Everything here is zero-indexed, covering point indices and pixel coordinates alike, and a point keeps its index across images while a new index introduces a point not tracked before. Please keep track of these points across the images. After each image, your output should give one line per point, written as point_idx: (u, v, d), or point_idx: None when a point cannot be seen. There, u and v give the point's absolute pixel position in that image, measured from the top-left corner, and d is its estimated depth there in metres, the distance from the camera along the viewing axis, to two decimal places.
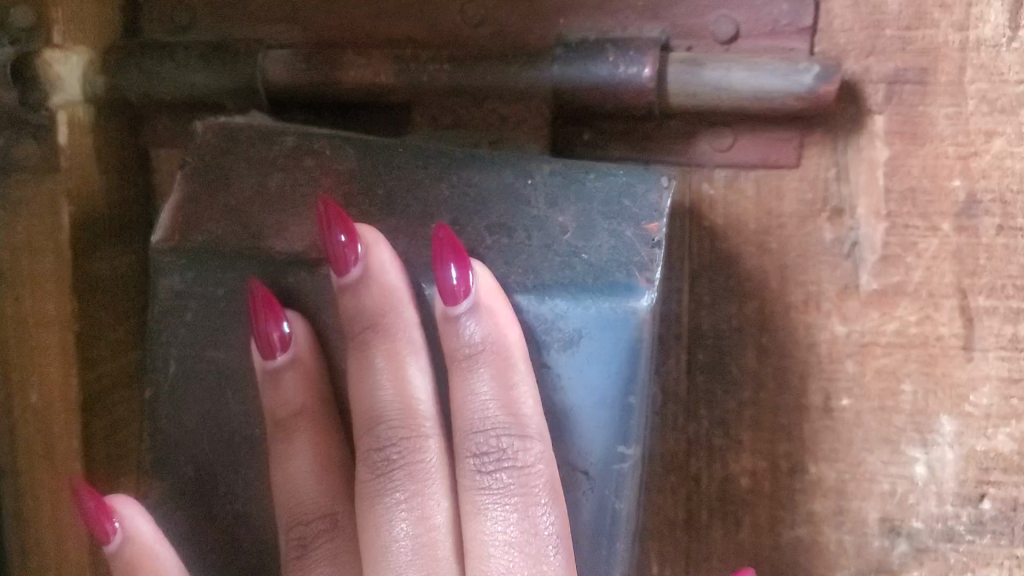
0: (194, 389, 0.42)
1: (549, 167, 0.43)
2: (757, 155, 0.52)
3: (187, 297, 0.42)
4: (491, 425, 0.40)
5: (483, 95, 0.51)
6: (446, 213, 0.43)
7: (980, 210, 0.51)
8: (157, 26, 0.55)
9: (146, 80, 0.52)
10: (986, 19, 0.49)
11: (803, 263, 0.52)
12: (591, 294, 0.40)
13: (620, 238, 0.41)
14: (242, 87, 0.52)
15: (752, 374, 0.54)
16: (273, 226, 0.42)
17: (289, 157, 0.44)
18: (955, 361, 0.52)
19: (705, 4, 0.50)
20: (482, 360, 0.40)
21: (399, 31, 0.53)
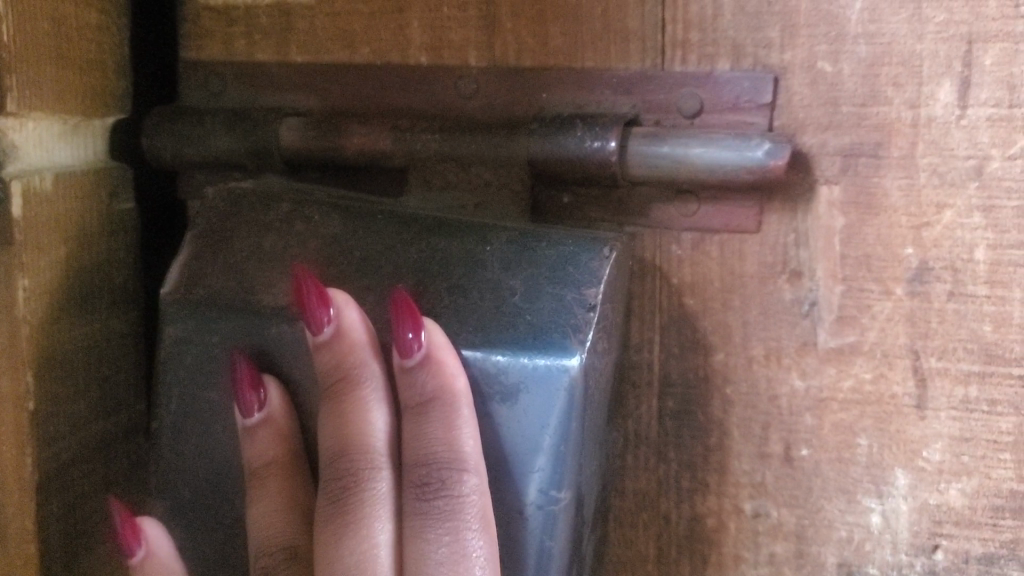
0: (192, 422, 0.50)
1: (507, 236, 0.49)
2: (720, 221, 0.56)
3: (186, 343, 0.49)
4: (433, 460, 0.45)
5: (469, 162, 0.56)
6: (414, 274, 0.48)
7: (932, 276, 0.54)
8: (194, 92, 0.62)
9: (177, 142, 0.59)
10: (936, 98, 0.52)
11: (764, 321, 0.56)
12: (530, 351, 0.45)
13: (562, 301, 0.46)
14: (258, 150, 0.58)
15: (718, 423, 0.58)
16: (263, 283, 0.49)
17: (283, 222, 0.50)
18: (909, 418, 0.55)
19: (672, 82, 0.55)
20: (430, 405, 0.45)
21: (402, 102, 0.59)
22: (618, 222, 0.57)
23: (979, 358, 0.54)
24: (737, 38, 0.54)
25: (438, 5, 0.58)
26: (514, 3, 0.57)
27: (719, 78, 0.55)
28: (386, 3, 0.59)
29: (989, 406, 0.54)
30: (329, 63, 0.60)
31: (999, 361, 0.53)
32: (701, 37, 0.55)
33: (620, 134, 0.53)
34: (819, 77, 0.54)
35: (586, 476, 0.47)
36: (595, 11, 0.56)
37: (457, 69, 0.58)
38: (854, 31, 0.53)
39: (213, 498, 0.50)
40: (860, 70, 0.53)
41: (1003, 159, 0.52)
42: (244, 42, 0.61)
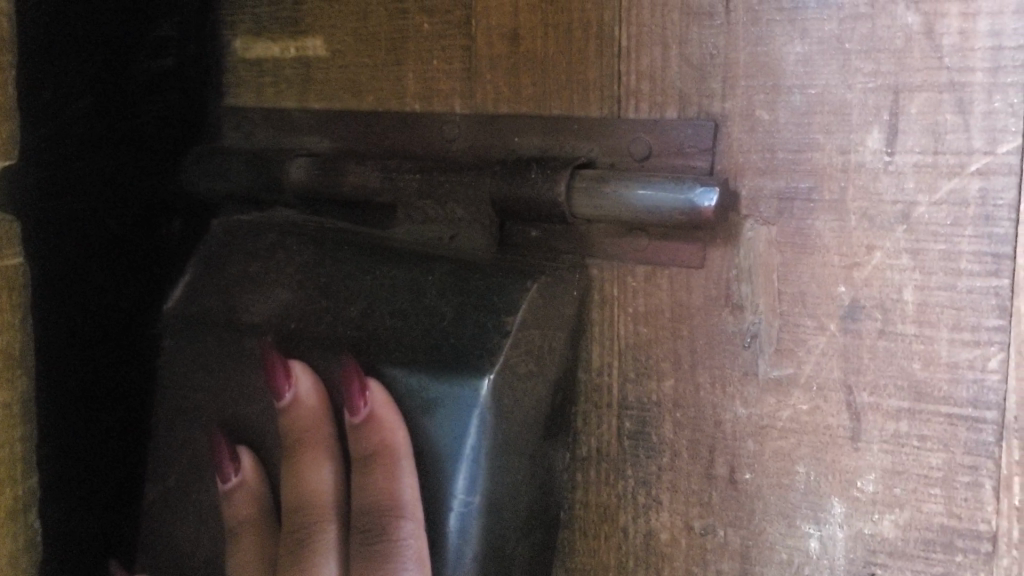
0: (179, 426, 0.59)
1: (447, 267, 0.55)
2: (668, 256, 0.60)
3: (178, 355, 0.59)
4: (375, 508, 0.51)
5: (445, 197, 0.63)
6: (364, 299, 0.55)
7: (863, 314, 0.56)
8: (234, 133, 0.72)
9: (210, 177, 0.69)
10: (865, 145, 0.55)
11: (709, 350, 0.60)
12: (447, 369, 0.51)
13: (483, 326, 0.52)
14: (272, 186, 0.67)
15: (669, 443, 0.62)
16: (244, 304, 0.57)
17: (266, 250, 0.59)
18: (844, 449, 0.58)
19: (625, 128, 0.60)
20: (372, 459, 0.51)
21: (396, 143, 0.66)
22: (581, 256, 0.63)
23: (908, 395, 0.56)
24: (683, 89, 0.59)
25: (427, 58, 0.65)
26: (491, 56, 0.63)
27: (666, 125, 0.59)
28: (387, 58, 0.67)
29: (918, 441, 0.56)
30: (340, 110, 0.68)
31: (928, 399, 0.55)
32: (651, 86, 0.59)
33: (568, 176, 0.59)
34: (756, 124, 0.57)
35: (506, 487, 0.53)
36: (561, 63, 0.62)
37: (442, 115, 0.65)
38: (789, 81, 0.56)
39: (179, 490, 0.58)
40: (795, 118, 0.56)
41: (928, 204, 0.54)
42: (274, 92, 0.71)
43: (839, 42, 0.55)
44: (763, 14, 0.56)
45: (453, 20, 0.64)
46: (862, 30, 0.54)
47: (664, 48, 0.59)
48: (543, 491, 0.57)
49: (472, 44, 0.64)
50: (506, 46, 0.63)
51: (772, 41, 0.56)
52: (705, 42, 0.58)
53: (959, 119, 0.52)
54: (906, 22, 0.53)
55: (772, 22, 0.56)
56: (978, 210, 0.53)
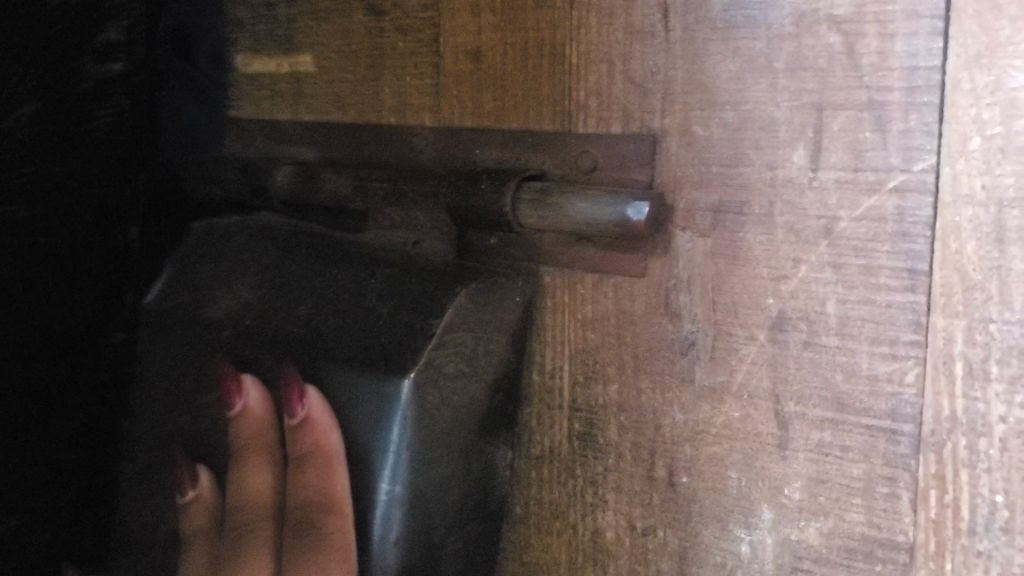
0: (148, 421, 0.67)
1: (388, 271, 0.60)
2: (612, 266, 0.63)
3: (151, 354, 0.66)
4: (307, 501, 0.56)
5: (412, 202, 0.67)
6: (311, 299, 0.60)
7: (790, 325, 0.58)
8: (235, 143, 0.78)
9: (204, 182, 0.74)
10: (791, 161, 0.56)
11: (651, 357, 0.63)
12: (374, 366, 0.55)
13: (411, 327, 0.55)
14: (258, 193, 0.72)
15: (615, 445, 0.65)
16: (211, 302, 0.63)
17: (230, 251, 0.67)
18: (772, 456, 0.59)
19: (574, 142, 0.63)
20: (308, 458, 0.56)
21: (372, 154, 0.70)
22: (536, 263, 0.66)
23: (831, 405, 0.57)
24: (626, 105, 0.61)
25: (401, 75, 0.70)
26: (457, 73, 0.67)
27: (611, 140, 0.62)
28: (367, 74, 0.71)
29: (841, 452, 0.57)
30: (327, 123, 0.73)
31: (850, 410, 0.56)
32: (597, 102, 0.62)
33: (513, 188, 0.62)
34: (692, 139, 0.59)
35: (432, 478, 0.56)
36: (519, 79, 0.65)
37: (412, 128, 0.69)
38: (722, 98, 0.58)
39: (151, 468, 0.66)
40: (727, 134, 0.58)
41: (849, 219, 0.55)
42: (272, 105, 0.76)
43: (767, 61, 0.56)
44: (698, 33, 0.58)
45: (423, 39, 0.69)
46: (789, 50, 0.56)
47: (610, 66, 0.62)
48: (480, 484, 0.61)
49: (439, 61, 0.68)
50: (470, 63, 0.67)
51: (706, 59, 0.58)
52: (646, 60, 0.60)
53: (877, 137, 0.54)
54: (828, 42, 0.54)
55: (706, 41, 0.58)
56: (896, 226, 0.54)
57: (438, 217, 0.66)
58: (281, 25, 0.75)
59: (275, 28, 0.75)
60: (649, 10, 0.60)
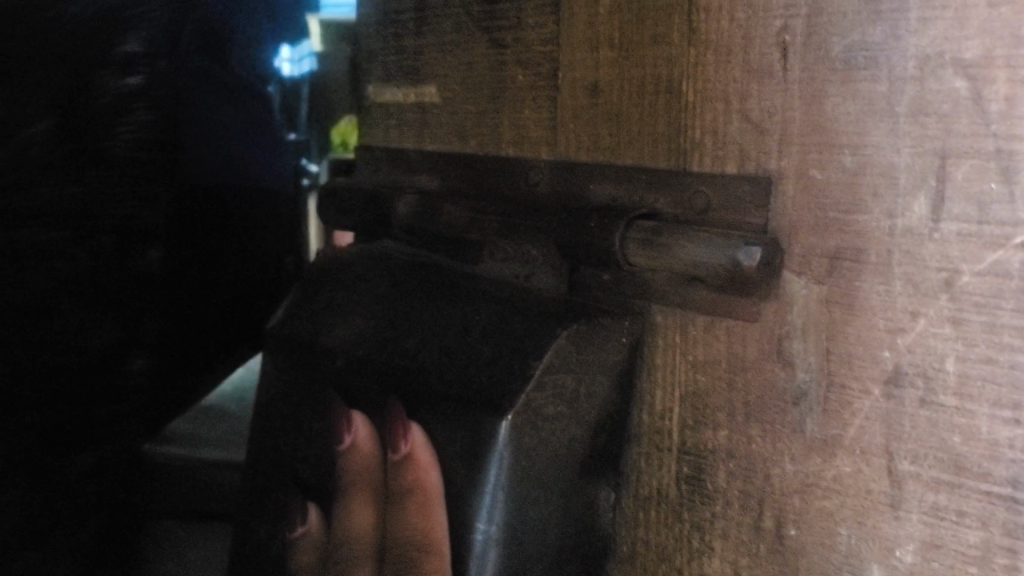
0: (269, 439, 0.71)
1: (493, 309, 0.61)
2: (723, 308, 0.62)
3: (277, 377, 0.70)
4: (410, 538, 0.59)
5: (526, 234, 0.67)
6: (419, 332, 0.61)
7: (906, 381, 0.55)
8: (366, 169, 0.83)
9: (341, 211, 0.80)
10: (911, 210, 0.54)
11: (761, 404, 0.61)
12: (472, 406, 0.56)
13: (510, 367, 0.56)
14: (383, 221, 0.76)
15: (722, 491, 0.63)
16: (329, 329, 0.67)
17: (352, 282, 0.69)
18: (884, 515, 0.57)
19: (688, 182, 0.62)
20: (409, 496, 0.58)
21: (489, 184, 0.73)
22: (648, 301, 0.65)
23: (949, 468, 0.54)
24: (742, 146, 0.60)
25: (520, 109, 0.71)
26: (575, 109, 0.68)
27: (726, 181, 0.61)
28: (489, 107, 0.73)
29: (958, 517, 0.54)
30: (453, 154, 0.75)
31: (968, 474, 0.53)
32: (711, 141, 0.61)
33: (623, 226, 0.61)
34: (808, 183, 0.57)
35: (528, 520, 0.56)
36: (635, 117, 0.64)
37: (532, 162, 0.70)
38: (840, 141, 0.56)
39: (271, 488, 0.70)
40: (845, 179, 0.56)
41: (972, 274, 0.52)
42: (408, 137, 0.80)
43: (887, 105, 0.54)
44: (817, 73, 0.56)
45: (541, 73, 0.69)
46: (912, 94, 0.53)
47: (726, 105, 0.60)
48: (579, 525, 0.61)
49: (556, 95, 0.69)
50: (586, 98, 0.67)
51: (825, 101, 0.56)
52: (762, 100, 0.59)
53: (1003, 188, 0.51)
54: (953, 88, 0.52)
55: (825, 81, 0.56)
56: (1021, 283, 0.51)
57: (548, 253, 0.67)
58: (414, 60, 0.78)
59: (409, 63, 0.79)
60: (766, 49, 0.58)
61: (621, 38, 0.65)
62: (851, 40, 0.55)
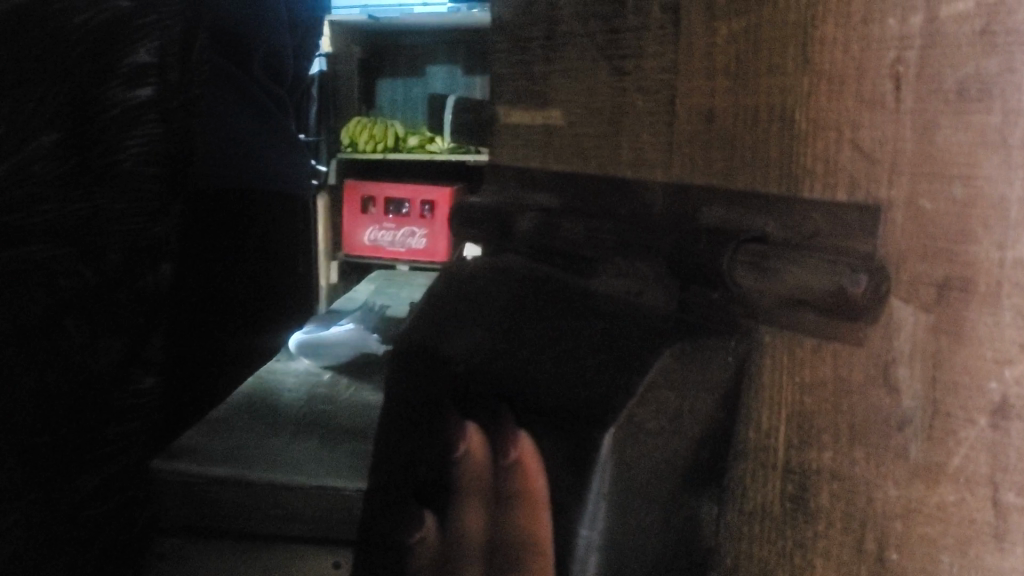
0: (392, 440, 0.78)
1: (602, 325, 0.63)
2: (831, 331, 0.63)
3: (400, 380, 0.77)
4: (518, 537, 0.65)
5: (639, 245, 0.70)
6: (531, 342, 0.65)
7: (1013, 412, 0.55)
8: (490, 186, 0.88)
9: (467, 225, 0.85)
10: (1022, 243, 0.54)
11: (866, 428, 0.62)
12: (579, 419, 0.59)
13: (616, 383, 0.58)
14: (506, 234, 0.80)
15: (825, 512, 0.64)
16: (447, 337, 0.71)
17: (468, 291, 0.73)
18: (987, 545, 0.57)
19: (798, 208, 0.63)
20: (517, 497, 0.65)
21: (609, 203, 0.76)
22: (760, 324, 0.67)
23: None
24: (853, 173, 0.61)
25: (638, 134, 0.74)
26: (690, 135, 0.71)
27: (836, 207, 0.62)
28: (609, 130, 0.77)
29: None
30: (573, 172, 0.79)
31: None
32: (823, 168, 0.62)
33: (731, 249, 0.63)
34: (918, 212, 0.58)
35: (628, 529, 0.59)
36: (747, 143, 0.67)
37: (649, 183, 0.73)
38: (951, 171, 0.56)
39: (397, 485, 0.78)
40: (956, 210, 0.56)
41: None
42: (534, 155, 0.84)
43: (999, 137, 0.54)
44: (929, 105, 0.57)
45: (660, 99, 0.73)
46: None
47: (839, 134, 0.61)
48: (680, 536, 0.63)
49: (673, 121, 0.72)
50: (701, 123, 0.70)
51: (936, 133, 0.57)
52: (874, 130, 0.60)
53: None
54: None
55: (937, 112, 0.57)
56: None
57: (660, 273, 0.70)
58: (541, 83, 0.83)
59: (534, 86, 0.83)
60: (880, 80, 0.59)
61: (737, 66, 0.67)
62: (965, 73, 0.55)
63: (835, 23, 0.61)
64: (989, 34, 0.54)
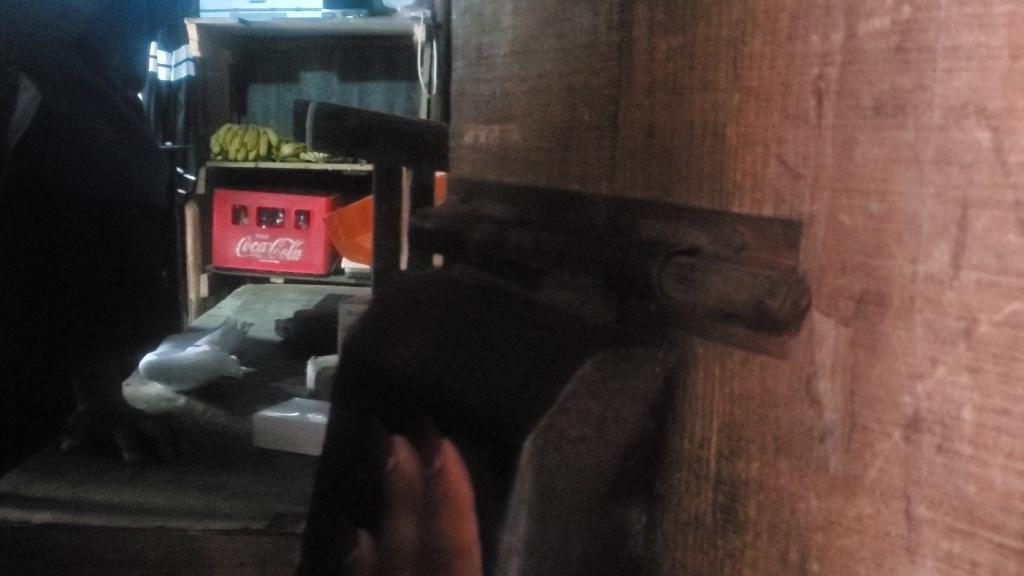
0: (337, 450, 0.83)
1: (533, 333, 0.66)
2: (758, 343, 0.64)
3: (348, 389, 0.82)
4: (446, 543, 0.70)
5: (572, 254, 0.71)
6: (469, 350, 0.68)
7: (924, 427, 0.54)
8: (459, 199, 0.94)
9: (430, 236, 0.90)
10: (932, 257, 0.52)
11: (790, 439, 0.62)
12: (508, 427, 0.62)
13: (541, 393, 0.61)
14: (460, 244, 0.84)
15: (753, 522, 0.65)
16: (395, 347, 0.76)
17: (416, 302, 0.78)
18: (901, 559, 0.55)
19: (729, 222, 0.65)
20: (447, 503, 0.70)
21: (560, 216, 0.80)
22: (690, 334, 0.68)
23: (961, 516, 0.52)
24: (779, 188, 0.61)
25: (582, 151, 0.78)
26: (626, 154, 0.73)
27: (763, 221, 0.63)
28: (557, 146, 0.80)
29: (971, 567, 0.52)
30: (528, 184, 0.84)
31: (982, 524, 0.51)
32: (752, 183, 0.63)
33: (661, 262, 0.64)
34: (838, 227, 0.58)
35: (553, 534, 0.61)
36: (682, 157, 0.68)
37: (591, 196, 0.76)
38: (868, 187, 0.56)
39: (339, 493, 0.82)
40: (872, 224, 0.56)
41: (989, 323, 0.50)
42: (495, 165, 0.90)
43: (912, 153, 0.53)
44: (849, 120, 0.56)
45: (605, 113, 0.75)
46: (935, 142, 0.52)
47: (766, 149, 0.62)
48: (605, 545, 0.64)
49: (617, 135, 0.74)
50: (642, 137, 0.72)
51: (855, 147, 0.56)
52: (798, 145, 0.60)
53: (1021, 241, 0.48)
54: (975, 138, 0.50)
55: (856, 128, 0.56)
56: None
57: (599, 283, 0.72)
58: (501, 100, 0.88)
59: (494, 103, 0.89)
60: (803, 96, 0.59)
61: (674, 83, 0.69)
62: (882, 90, 0.54)
63: (763, 40, 0.62)
64: (903, 50, 0.53)
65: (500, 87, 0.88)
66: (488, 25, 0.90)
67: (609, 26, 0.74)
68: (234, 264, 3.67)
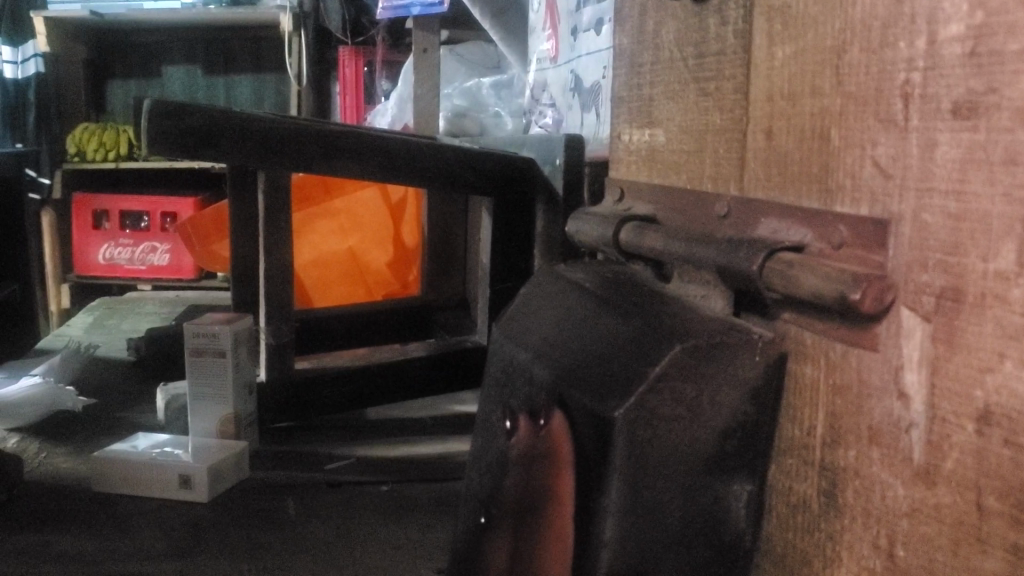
0: (488, 418, 0.90)
1: (646, 324, 0.70)
2: (853, 339, 0.61)
3: (495, 359, 0.88)
4: None
5: (683, 254, 0.75)
6: (590, 339, 0.73)
7: (993, 421, 0.50)
8: (613, 199, 0.97)
9: (580, 232, 0.94)
10: (1001, 255, 0.49)
11: (878, 432, 0.59)
12: (597, 396, 0.66)
13: (636, 368, 0.65)
14: (604, 240, 0.88)
15: (848, 507, 0.63)
16: (534, 335, 0.82)
17: (561, 298, 0.84)
18: (974, 548, 0.52)
19: (828, 219, 0.63)
20: None
21: (689, 210, 0.81)
22: (801, 331, 0.68)
23: None
24: (871, 187, 0.59)
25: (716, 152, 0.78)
26: (750, 160, 0.73)
27: (856, 217, 0.60)
28: (696, 149, 0.82)
29: None
30: (666, 185, 0.86)
31: None
32: (851, 184, 0.61)
33: (763, 257, 0.64)
34: (921, 225, 0.54)
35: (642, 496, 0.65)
36: (794, 154, 0.68)
37: (717, 194, 0.77)
38: (946, 186, 0.52)
39: (489, 449, 0.88)
40: (949, 222, 0.52)
41: None
42: (645, 167, 0.91)
43: (985, 153, 0.49)
44: (930, 123, 0.53)
45: (736, 117, 0.75)
46: (1004, 143, 0.48)
47: (861, 150, 0.60)
48: (706, 516, 0.67)
49: (745, 137, 0.74)
50: (763, 139, 0.71)
51: (935, 148, 0.53)
52: (888, 147, 0.57)
53: None
54: None
55: (937, 129, 0.53)
56: None
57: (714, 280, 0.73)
58: (650, 106, 0.89)
59: (645, 109, 0.91)
60: (892, 99, 0.56)
61: (788, 88, 0.68)
62: (958, 93, 0.51)
63: (860, 46, 0.60)
64: (975, 55, 0.50)
65: (649, 94, 0.89)
66: (638, 37, 0.91)
67: (738, 39, 0.75)
68: (103, 272, 4.12)
